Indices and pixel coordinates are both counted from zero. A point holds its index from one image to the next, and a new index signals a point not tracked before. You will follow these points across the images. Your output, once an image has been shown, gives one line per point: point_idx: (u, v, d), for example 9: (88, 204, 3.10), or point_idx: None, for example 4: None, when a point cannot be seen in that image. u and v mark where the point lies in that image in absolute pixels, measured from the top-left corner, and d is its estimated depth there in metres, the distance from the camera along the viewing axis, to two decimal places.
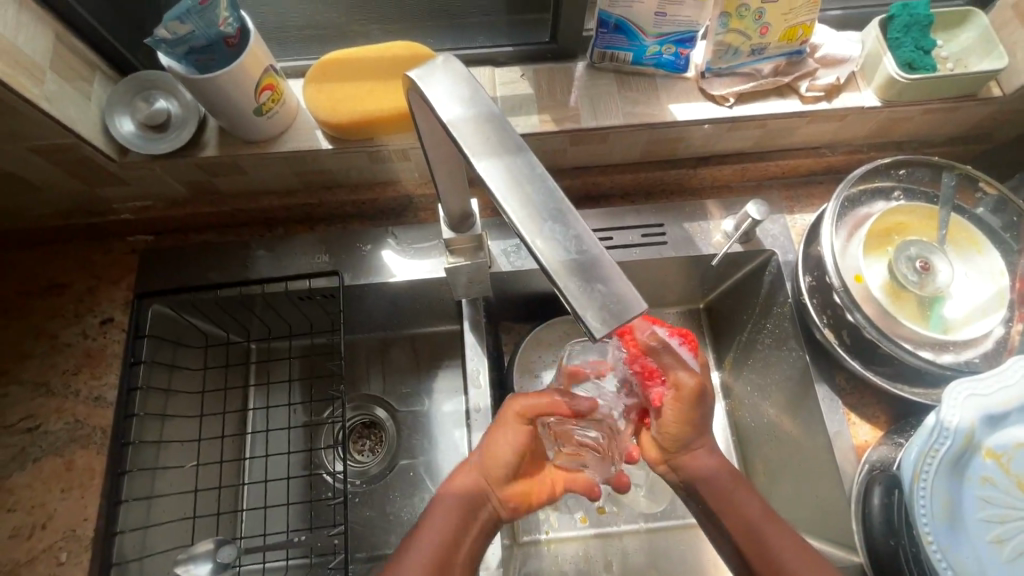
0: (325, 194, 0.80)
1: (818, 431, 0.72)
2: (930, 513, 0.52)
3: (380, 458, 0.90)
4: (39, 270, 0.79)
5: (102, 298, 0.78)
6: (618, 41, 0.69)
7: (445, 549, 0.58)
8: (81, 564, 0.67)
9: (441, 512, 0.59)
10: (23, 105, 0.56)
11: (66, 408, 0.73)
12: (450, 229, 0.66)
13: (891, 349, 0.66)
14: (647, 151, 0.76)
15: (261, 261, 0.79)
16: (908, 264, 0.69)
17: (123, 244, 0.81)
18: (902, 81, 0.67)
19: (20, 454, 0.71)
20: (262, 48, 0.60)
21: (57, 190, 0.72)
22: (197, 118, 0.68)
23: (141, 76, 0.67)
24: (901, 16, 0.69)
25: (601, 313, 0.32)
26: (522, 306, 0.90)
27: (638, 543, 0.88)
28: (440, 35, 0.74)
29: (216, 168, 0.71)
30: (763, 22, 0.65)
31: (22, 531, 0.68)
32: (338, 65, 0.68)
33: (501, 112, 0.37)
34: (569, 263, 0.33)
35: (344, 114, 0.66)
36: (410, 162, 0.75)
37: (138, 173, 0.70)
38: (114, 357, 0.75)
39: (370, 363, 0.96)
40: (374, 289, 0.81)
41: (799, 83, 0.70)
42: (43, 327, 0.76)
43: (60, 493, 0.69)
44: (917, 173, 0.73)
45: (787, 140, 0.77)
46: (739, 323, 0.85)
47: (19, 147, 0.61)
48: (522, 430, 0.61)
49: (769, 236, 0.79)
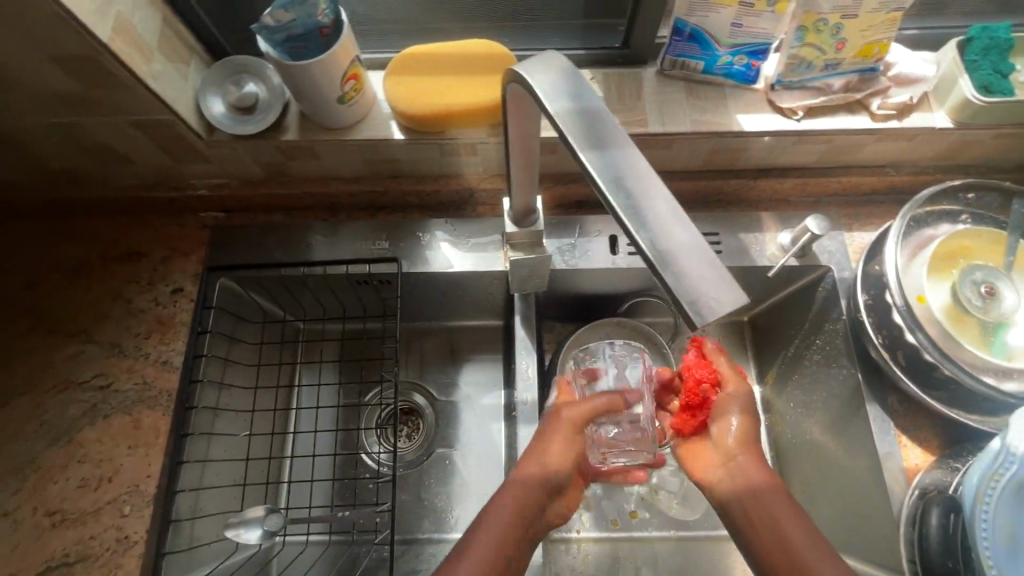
0: (390, 184, 0.83)
1: (866, 451, 0.72)
2: (993, 537, 0.52)
3: (417, 444, 0.93)
4: (119, 238, 0.83)
5: (175, 268, 0.82)
6: (691, 50, 0.70)
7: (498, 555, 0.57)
8: (143, 518, 0.70)
9: (501, 512, 0.59)
10: (132, 81, 0.60)
11: (136, 370, 0.77)
12: (513, 224, 0.68)
13: (953, 372, 0.66)
14: (709, 160, 0.77)
15: (324, 243, 0.82)
16: (973, 289, 0.68)
17: (196, 218, 0.85)
18: (978, 103, 0.67)
19: (91, 409, 0.75)
20: (352, 40, 0.63)
21: (144, 163, 0.76)
22: (281, 103, 0.71)
23: (234, 60, 0.71)
24: (980, 38, 0.68)
25: (703, 303, 0.33)
26: (569, 305, 0.92)
27: (670, 550, 0.88)
28: (514, 36, 0.76)
29: (293, 151, 0.74)
30: (840, 38, 0.65)
31: (90, 482, 0.72)
32: (418, 60, 0.71)
33: (607, 109, 0.39)
34: (671, 253, 0.34)
35: (422, 107, 0.69)
36: (476, 157, 0.77)
37: (222, 151, 0.74)
38: (183, 325, 0.79)
39: (415, 351, 0.98)
40: (430, 278, 0.83)
41: (871, 100, 0.71)
42: (119, 292, 0.80)
43: (127, 449, 0.73)
44: (986, 198, 0.73)
45: (851, 156, 0.77)
46: (786, 338, 0.84)
47: (121, 119, 0.66)
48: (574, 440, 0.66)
49: (825, 252, 0.79)
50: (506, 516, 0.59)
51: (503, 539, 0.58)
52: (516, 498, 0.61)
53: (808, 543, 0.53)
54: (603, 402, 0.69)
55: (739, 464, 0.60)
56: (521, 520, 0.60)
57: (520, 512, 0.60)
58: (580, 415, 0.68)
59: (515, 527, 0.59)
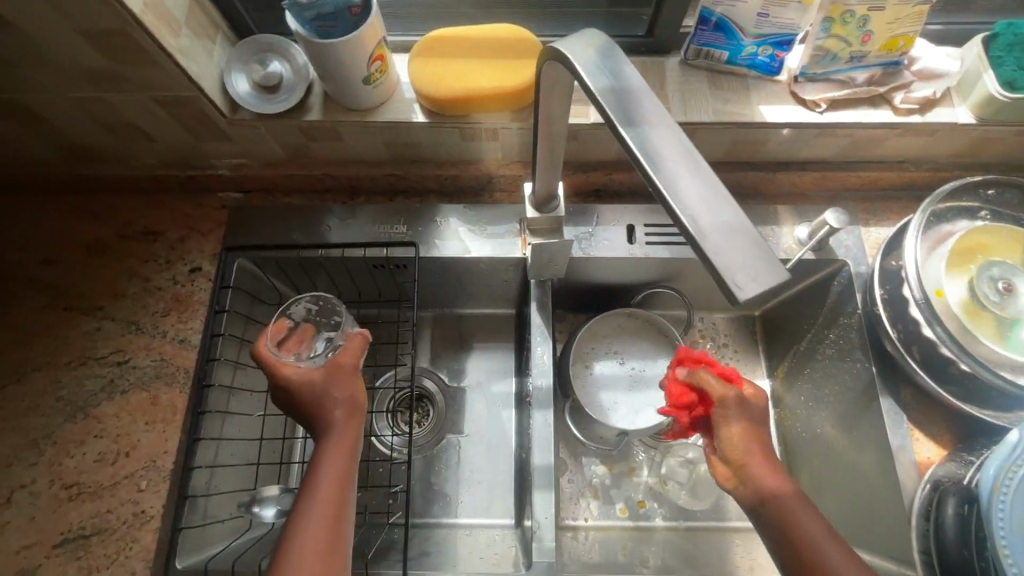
0: (410, 168, 0.83)
1: (877, 444, 0.72)
2: (1009, 527, 0.52)
3: (428, 429, 0.93)
4: (137, 216, 0.84)
5: (193, 247, 0.82)
6: (716, 40, 0.70)
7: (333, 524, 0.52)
8: (159, 493, 0.71)
9: (331, 469, 0.55)
10: (161, 55, 0.60)
11: (153, 347, 0.77)
12: (534, 209, 0.68)
13: (974, 368, 0.66)
14: (729, 151, 0.77)
15: (342, 226, 0.82)
16: (990, 284, 0.68)
17: (214, 199, 0.85)
18: (1002, 99, 0.67)
19: (108, 385, 0.75)
20: (380, 21, 0.63)
21: (166, 141, 0.76)
22: (305, 83, 0.71)
23: (260, 39, 0.71)
24: (1006, 34, 0.69)
25: (746, 278, 0.33)
26: (583, 295, 0.92)
27: (677, 540, 0.89)
28: (538, 22, 0.76)
29: (315, 132, 0.74)
30: (867, 30, 0.66)
31: (107, 456, 0.72)
32: (444, 42, 0.71)
33: (648, 88, 0.39)
34: (714, 228, 0.34)
35: (447, 89, 0.69)
36: (497, 142, 0.77)
37: (244, 131, 0.74)
38: (200, 304, 0.80)
39: (427, 337, 0.98)
40: (446, 263, 0.83)
41: (894, 94, 0.71)
42: (137, 270, 0.81)
43: (143, 425, 0.73)
44: (1005, 195, 0.73)
45: (872, 151, 0.77)
46: (800, 332, 0.85)
47: (147, 95, 0.66)
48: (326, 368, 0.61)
49: (842, 246, 0.79)
50: (335, 481, 0.54)
51: (333, 505, 0.53)
52: (332, 450, 0.56)
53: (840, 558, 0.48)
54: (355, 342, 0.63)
55: (751, 471, 0.54)
56: (343, 483, 0.54)
57: (338, 470, 0.55)
58: (353, 359, 0.62)
59: (333, 488, 0.53)
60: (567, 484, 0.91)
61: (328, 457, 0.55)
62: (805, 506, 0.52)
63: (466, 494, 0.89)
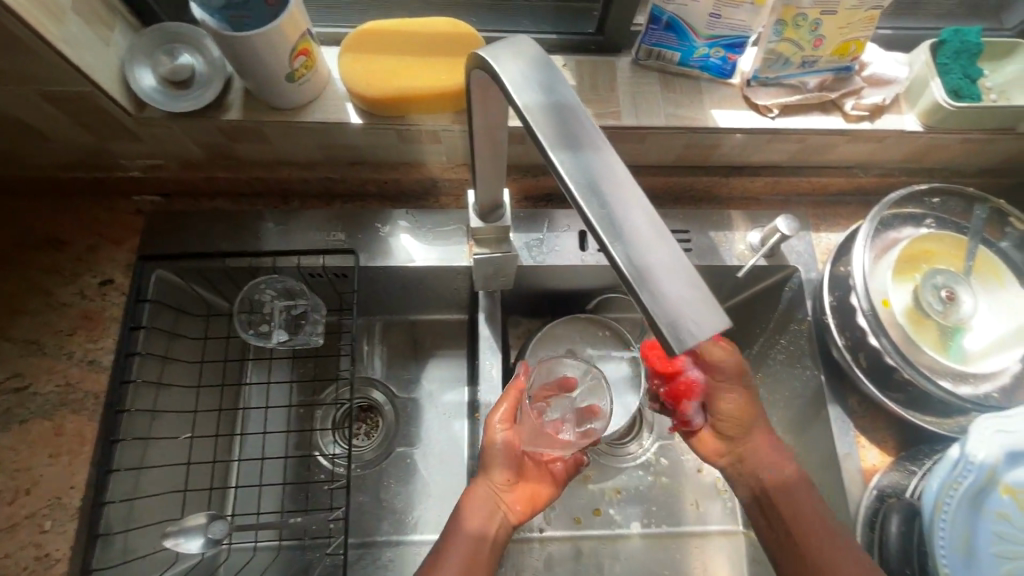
0: (347, 170, 0.77)
1: (824, 452, 0.72)
2: (949, 545, 0.53)
3: (376, 444, 0.88)
4: (37, 223, 0.75)
5: (103, 257, 0.74)
6: (668, 40, 0.67)
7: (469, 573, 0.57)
8: (66, 534, 0.64)
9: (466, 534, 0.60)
10: (41, 46, 0.52)
11: (58, 370, 0.69)
12: (478, 218, 0.63)
13: (913, 376, 0.66)
14: (682, 155, 0.75)
15: (273, 233, 0.76)
16: (934, 293, 0.69)
17: (127, 202, 0.77)
18: (948, 108, 0.67)
19: (5, 414, 0.67)
20: (301, 12, 0.57)
21: (65, 140, 0.68)
22: (222, 78, 0.65)
23: (167, 28, 0.63)
24: (952, 41, 0.68)
25: (682, 326, 0.30)
26: (536, 301, 0.88)
27: (633, 548, 0.87)
28: (482, 16, 0.72)
29: (237, 132, 0.68)
30: (818, 35, 0.64)
31: (4, 495, 0.65)
32: (378, 36, 0.66)
33: (580, 105, 0.35)
34: (650, 270, 0.31)
35: (379, 87, 0.64)
36: (440, 144, 0.72)
37: (154, 129, 0.66)
38: (112, 321, 0.72)
39: (374, 347, 0.93)
40: (388, 272, 0.78)
41: (845, 100, 0.70)
42: (38, 284, 0.72)
43: (47, 458, 0.66)
44: (949, 203, 0.73)
45: (822, 156, 0.76)
46: (752, 336, 0.84)
47: (30, 90, 0.58)
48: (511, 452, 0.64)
49: (794, 253, 0.79)
50: (458, 558, 0.58)
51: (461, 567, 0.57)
52: (467, 506, 0.61)
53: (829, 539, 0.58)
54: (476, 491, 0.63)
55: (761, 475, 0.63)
56: (471, 560, 0.58)
57: (477, 516, 0.61)
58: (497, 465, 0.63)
59: (462, 561, 0.58)
60: None
61: (486, 518, 0.61)
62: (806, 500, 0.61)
63: (416, 510, 0.85)
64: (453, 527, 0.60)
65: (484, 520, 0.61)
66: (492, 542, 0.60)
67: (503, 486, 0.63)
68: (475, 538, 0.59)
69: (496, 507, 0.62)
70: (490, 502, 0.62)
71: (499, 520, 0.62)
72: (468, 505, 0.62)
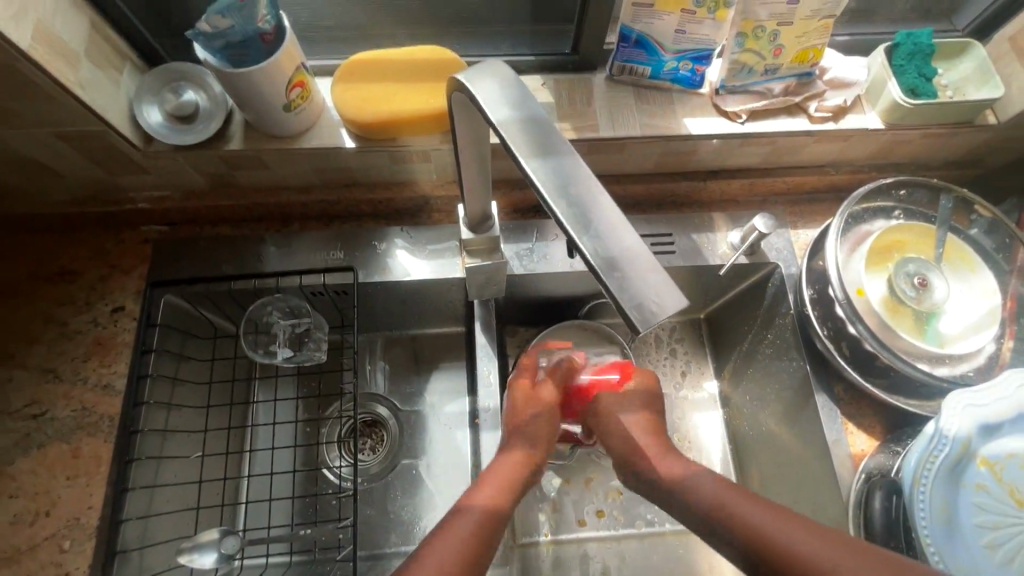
0: (343, 192, 0.81)
1: (815, 440, 0.74)
2: (929, 516, 0.55)
3: (381, 457, 0.90)
4: (50, 256, 0.79)
5: (114, 286, 0.78)
6: (638, 56, 0.71)
7: (479, 532, 0.50)
8: (85, 552, 0.66)
9: (488, 486, 0.56)
10: (57, 90, 0.56)
11: (73, 395, 0.72)
12: (468, 230, 0.66)
13: (892, 360, 0.69)
14: (659, 162, 0.79)
15: (275, 255, 0.79)
16: (907, 281, 0.72)
17: (135, 233, 0.81)
18: (905, 106, 0.71)
19: (24, 439, 0.70)
20: (296, 47, 0.62)
21: (77, 176, 0.72)
22: (224, 111, 0.69)
23: (172, 68, 0.68)
24: (906, 44, 0.73)
25: (645, 307, 0.34)
26: (530, 310, 0.91)
27: (640, 548, 0.88)
28: (464, 43, 0.77)
29: (239, 161, 0.72)
30: (778, 44, 0.68)
31: (24, 518, 0.67)
32: (367, 65, 0.70)
33: (546, 116, 0.39)
34: (615, 259, 0.35)
35: (371, 113, 0.68)
36: (430, 163, 0.76)
37: (161, 162, 0.71)
38: (124, 345, 0.75)
39: (375, 362, 0.96)
40: (386, 287, 0.81)
41: (809, 103, 0.74)
42: (53, 314, 0.76)
43: (65, 480, 0.69)
44: (916, 194, 0.77)
45: (793, 157, 0.80)
46: (740, 333, 0.87)
47: (46, 131, 0.62)
48: (534, 393, 0.69)
49: (773, 250, 0.82)
50: (481, 513, 0.52)
51: (476, 528, 0.50)
52: (492, 465, 0.60)
53: (785, 524, 0.46)
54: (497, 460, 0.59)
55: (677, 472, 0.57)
56: (492, 516, 0.52)
57: (503, 474, 0.58)
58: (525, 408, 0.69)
59: (481, 515, 0.52)
60: (529, 501, 0.90)
61: (513, 472, 0.59)
62: (749, 498, 0.49)
63: (423, 520, 0.87)
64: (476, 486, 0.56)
65: (510, 476, 0.58)
66: (514, 499, 0.56)
67: (528, 444, 0.64)
68: (498, 492, 0.56)
69: (522, 466, 0.61)
70: (514, 460, 0.61)
71: (523, 482, 0.60)
72: (494, 467, 0.60)
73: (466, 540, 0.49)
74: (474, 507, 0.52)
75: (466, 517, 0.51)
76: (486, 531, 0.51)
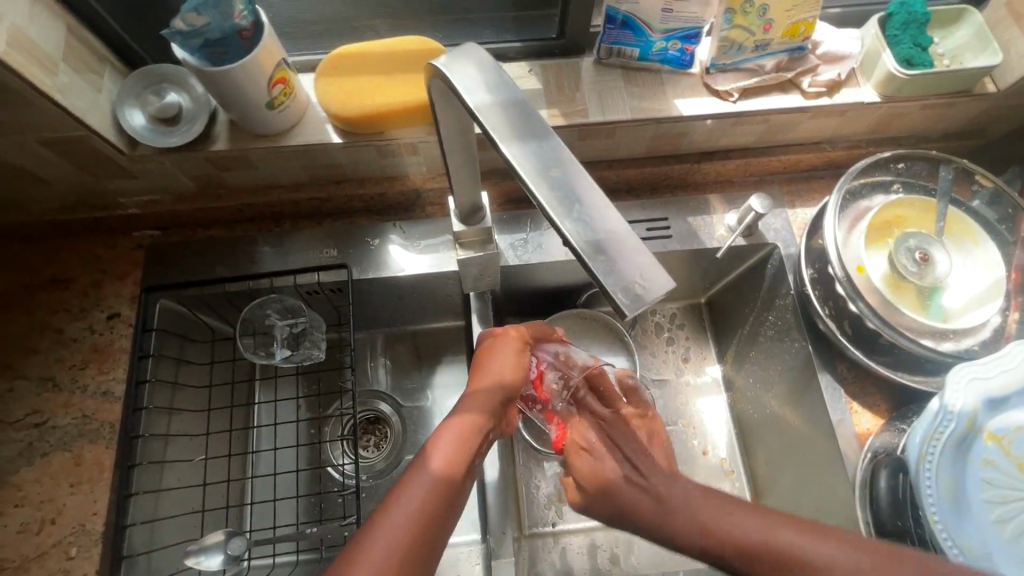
0: (333, 188, 0.80)
1: (820, 420, 0.73)
2: (936, 494, 0.54)
3: (385, 453, 0.90)
4: (44, 266, 0.79)
5: (108, 292, 0.78)
6: (625, 37, 0.70)
7: (425, 518, 0.48)
8: (92, 558, 0.66)
9: (443, 448, 0.53)
10: (35, 96, 0.56)
11: (73, 403, 0.73)
12: (460, 222, 0.66)
13: (893, 337, 0.68)
14: (653, 146, 0.77)
15: (268, 255, 0.79)
16: (908, 255, 0.71)
17: (129, 239, 0.81)
18: (901, 76, 0.69)
19: (27, 449, 0.70)
20: (274, 42, 0.61)
21: (65, 184, 0.72)
22: (208, 111, 0.69)
23: (153, 70, 0.67)
24: (899, 13, 0.71)
25: (631, 290, 0.33)
26: (528, 301, 0.90)
27: (647, 534, 0.88)
28: (448, 32, 0.76)
29: (226, 161, 0.71)
30: (767, 18, 0.67)
31: (30, 526, 0.67)
32: (350, 59, 0.70)
33: (525, 99, 0.38)
34: (599, 243, 0.34)
35: (355, 107, 0.67)
36: (419, 156, 0.76)
37: (148, 165, 0.70)
38: (122, 352, 0.75)
39: (376, 359, 0.95)
40: (381, 283, 0.81)
41: (802, 78, 0.73)
42: (49, 323, 0.76)
43: (69, 488, 0.69)
44: (915, 167, 0.76)
45: (789, 134, 0.79)
46: (741, 316, 0.86)
47: (29, 139, 0.61)
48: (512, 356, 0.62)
49: (771, 230, 0.80)
50: (429, 483, 0.50)
51: (425, 503, 0.48)
52: (454, 427, 0.54)
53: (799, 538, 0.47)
54: (463, 430, 0.54)
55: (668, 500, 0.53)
56: (443, 485, 0.50)
57: (463, 437, 0.54)
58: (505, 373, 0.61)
59: (433, 484, 0.50)
60: (533, 492, 0.89)
61: (474, 439, 0.54)
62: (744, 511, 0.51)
63: None
64: (434, 449, 0.52)
65: (470, 439, 0.54)
66: (471, 461, 0.54)
67: (492, 409, 0.58)
68: (457, 456, 0.52)
69: (487, 426, 0.56)
70: (480, 421, 0.56)
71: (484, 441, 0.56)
72: (455, 425, 0.55)
73: (408, 519, 0.47)
74: (424, 482, 0.50)
75: (417, 486, 0.49)
76: (433, 511, 0.48)
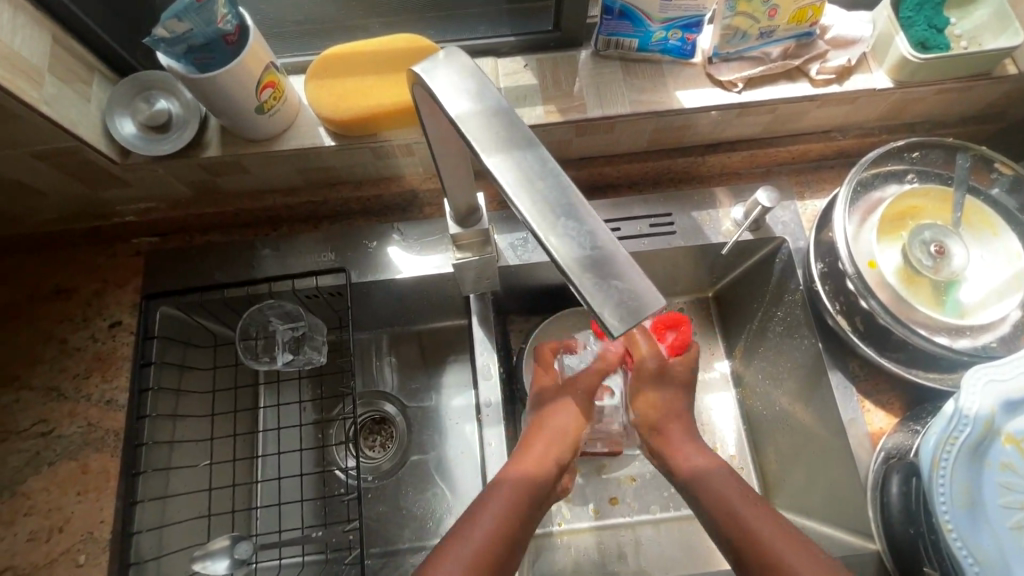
0: (329, 191, 0.79)
1: (831, 418, 0.71)
2: (951, 500, 0.52)
3: (391, 454, 0.90)
4: (46, 275, 0.79)
5: (110, 300, 0.78)
6: (623, 28, 0.68)
7: (510, 519, 0.55)
8: (101, 565, 0.67)
9: (531, 450, 0.62)
10: (22, 109, 0.55)
11: (78, 412, 0.73)
12: (456, 224, 0.64)
13: (905, 334, 0.65)
14: (654, 140, 0.75)
15: (267, 259, 0.78)
16: (922, 248, 0.68)
17: (128, 246, 0.81)
18: (915, 61, 0.65)
19: (34, 458, 0.71)
20: (262, 45, 0.60)
21: (61, 195, 0.72)
22: (199, 117, 0.68)
23: (142, 77, 0.67)
24: None
25: (620, 307, 0.32)
26: (531, 300, 0.89)
27: (654, 533, 0.87)
28: (440, 27, 0.73)
29: (218, 168, 0.71)
30: (771, 4, 0.64)
31: (39, 535, 0.68)
32: (339, 59, 0.68)
33: (508, 106, 0.37)
34: (586, 259, 0.32)
35: (347, 110, 0.66)
36: (414, 157, 0.74)
37: (141, 174, 0.70)
38: (124, 360, 0.75)
39: (380, 360, 0.95)
40: (381, 286, 0.80)
41: (810, 65, 0.69)
42: (53, 332, 0.76)
43: (76, 496, 0.70)
44: (931, 155, 0.72)
45: (797, 124, 0.76)
46: (750, 311, 0.84)
47: (20, 152, 0.61)
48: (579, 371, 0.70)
49: (779, 223, 0.78)
50: (514, 486, 0.57)
51: (512, 503, 0.56)
52: (540, 432, 0.64)
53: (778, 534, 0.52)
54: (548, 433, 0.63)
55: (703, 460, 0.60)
56: (526, 486, 0.58)
57: (546, 443, 0.63)
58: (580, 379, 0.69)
59: (521, 482, 0.58)
60: None
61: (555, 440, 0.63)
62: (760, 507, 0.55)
63: (438, 515, 0.86)
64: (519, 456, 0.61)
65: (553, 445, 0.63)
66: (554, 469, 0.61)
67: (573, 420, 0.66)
68: (537, 465, 0.60)
69: (569, 436, 0.64)
70: (561, 434, 0.64)
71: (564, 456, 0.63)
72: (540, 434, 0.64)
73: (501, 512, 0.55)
74: (509, 486, 0.57)
75: (506, 485, 0.57)
76: (518, 510, 0.56)
